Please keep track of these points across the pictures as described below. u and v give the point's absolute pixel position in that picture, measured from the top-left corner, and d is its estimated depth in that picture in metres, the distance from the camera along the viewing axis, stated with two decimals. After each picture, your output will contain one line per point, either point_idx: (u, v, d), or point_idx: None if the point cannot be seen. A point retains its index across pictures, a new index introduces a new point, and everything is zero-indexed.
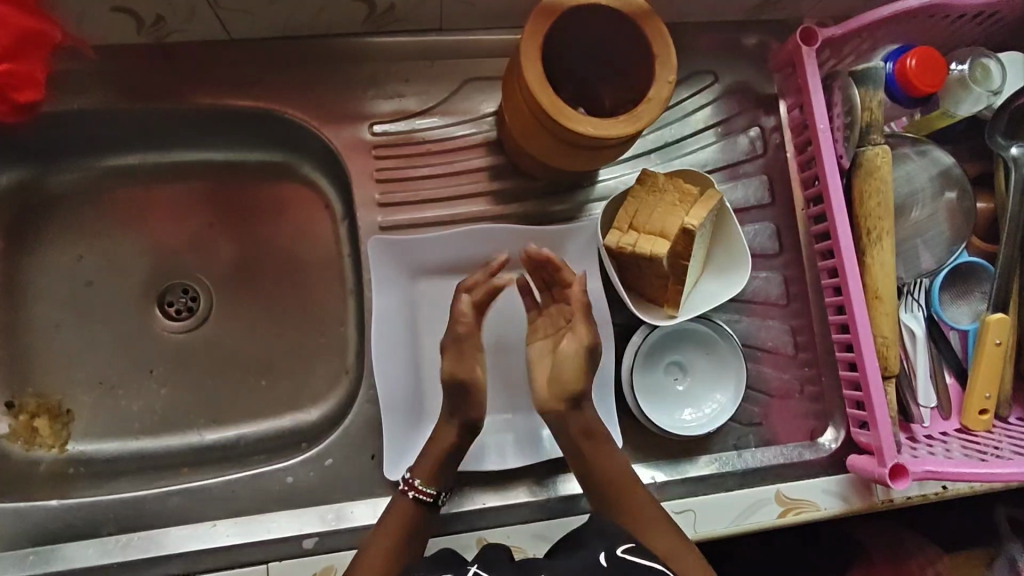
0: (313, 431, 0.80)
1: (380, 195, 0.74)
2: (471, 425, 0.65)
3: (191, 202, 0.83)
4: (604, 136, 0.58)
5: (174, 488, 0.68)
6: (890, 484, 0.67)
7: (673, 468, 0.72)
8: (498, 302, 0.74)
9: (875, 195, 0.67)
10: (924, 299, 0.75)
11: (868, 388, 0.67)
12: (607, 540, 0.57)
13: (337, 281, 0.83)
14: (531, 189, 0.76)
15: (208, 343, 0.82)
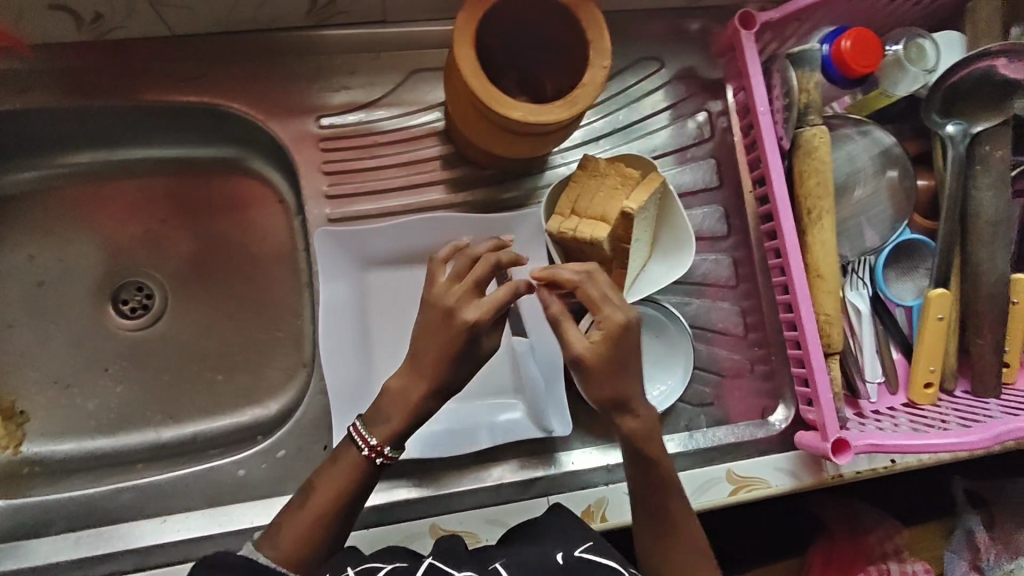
0: (270, 425, 0.80)
1: (328, 187, 0.74)
2: None
3: (142, 199, 0.83)
4: (542, 121, 0.58)
5: (126, 485, 0.68)
6: (833, 459, 0.67)
7: (625, 450, 0.74)
8: None
9: (814, 175, 0.68)
10: (868, 277, 0.76)
11: (810, 365, 0.68)
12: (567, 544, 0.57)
13: (291, 275, 0.83)
14: (482, 177, 0.76)
15: (163, 340, 0.82)
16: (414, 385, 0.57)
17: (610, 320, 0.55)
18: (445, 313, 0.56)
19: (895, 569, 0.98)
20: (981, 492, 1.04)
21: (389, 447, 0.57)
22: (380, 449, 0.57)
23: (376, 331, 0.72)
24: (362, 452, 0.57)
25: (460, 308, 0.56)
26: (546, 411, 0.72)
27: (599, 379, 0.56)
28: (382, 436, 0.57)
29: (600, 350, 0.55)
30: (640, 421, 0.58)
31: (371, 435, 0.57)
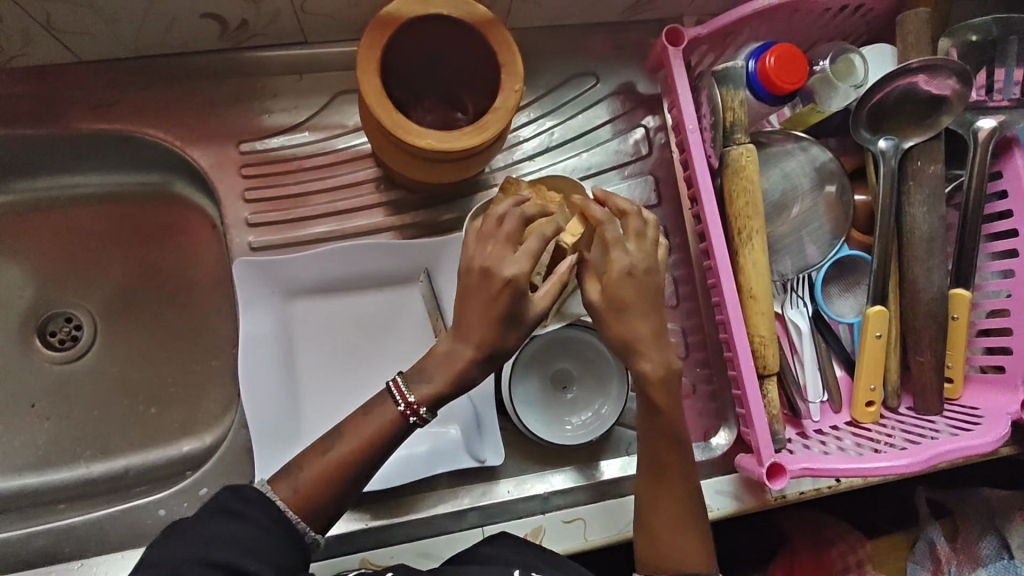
0: (205, 457, 0.78)
1: (251, 214, 0.72)
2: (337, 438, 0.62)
3: (65, 227, 0.81)
4: (451, 148, 0.57)
5: (41, 529, 0.65)
6: (769, 485, 0.66)
7: (562, 478, 0.71)
8: (381, 314, 0.73)
9: (744, 195, 0.67)
10: (808, 295, 0.75)
11: (745, 389, 0.66)
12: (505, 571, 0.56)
13: (225, 302, 0.81)
14: (411, 201, 0.74)
15: (92, 372, 0.80)
16: (458, 349, 0.55)
17: (620, 266, 0.55)
18: (482, 272, 0.54)
19: None
20: (943, 501, 1.03)
21: (425, 406, 0.55)
22: (417, 408, 0.55)
23: (303, 362, 0.70)
24: (399, 407, 0.55)
25: (497, 263, 0.54)
26: (481, 441, 0.70)
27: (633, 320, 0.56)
28: (422, 395, 0.55)
29: (620, 290, 0.55)
30: (654, 364, 0.57)
31: (410, 391, 0.55)
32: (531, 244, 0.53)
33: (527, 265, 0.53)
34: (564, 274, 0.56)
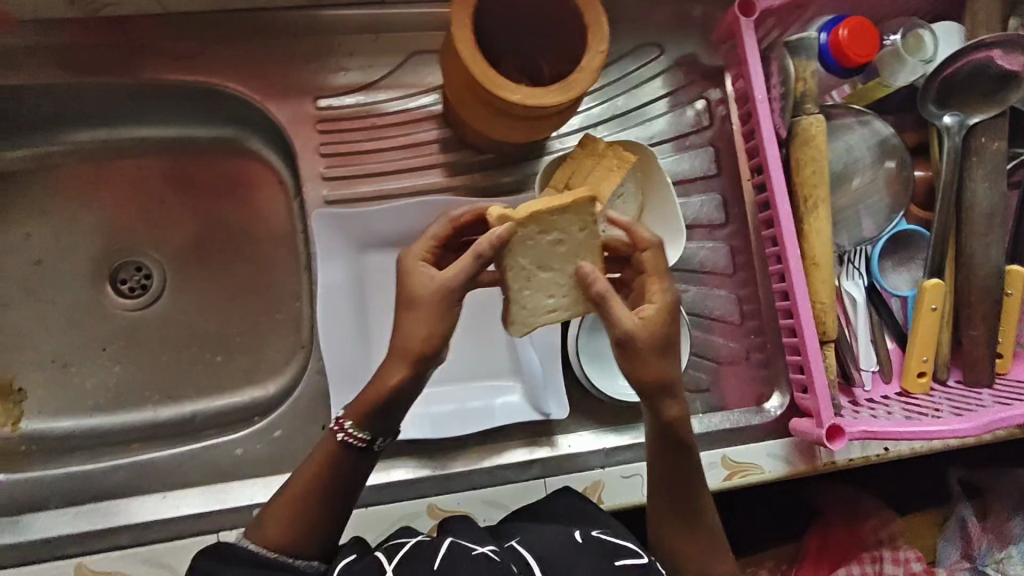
0: (269, 405, 0.80)
1: (326, 168, 0.74)
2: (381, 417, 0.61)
3: (138, 178, 0.83)
4: (537, 104, 0.58)
5: (123, 463, 0.68)
6: (828, 445, 0.69)
7: (619, 436, 0.74)
8: None
9: (812, 164, 0.68)
10: (864, 267, 0.77)
11: (806, 354, 0.69)
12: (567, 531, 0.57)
13: (292, 258, 0.83)
14: (480, 161, 0.76)
15: (161, 319, 0.82)
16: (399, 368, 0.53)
17: (652, 304, 0.56)
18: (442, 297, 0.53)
19: (887, 556, 0.99)
20: (978, 482, 1.07)
21: (351, 423, 0.54)
22: (343, 426, 0.54)
23: (376, 312, 0.72)
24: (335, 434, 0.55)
25: (416, 278, 0.54)
26: (544, 394, 0.72)
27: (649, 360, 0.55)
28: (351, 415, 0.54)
29: (654, 332, 0.54)
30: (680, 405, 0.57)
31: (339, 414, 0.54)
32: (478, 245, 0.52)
33: (467, 263, 0.52)
34: (484, 250, 0.51)
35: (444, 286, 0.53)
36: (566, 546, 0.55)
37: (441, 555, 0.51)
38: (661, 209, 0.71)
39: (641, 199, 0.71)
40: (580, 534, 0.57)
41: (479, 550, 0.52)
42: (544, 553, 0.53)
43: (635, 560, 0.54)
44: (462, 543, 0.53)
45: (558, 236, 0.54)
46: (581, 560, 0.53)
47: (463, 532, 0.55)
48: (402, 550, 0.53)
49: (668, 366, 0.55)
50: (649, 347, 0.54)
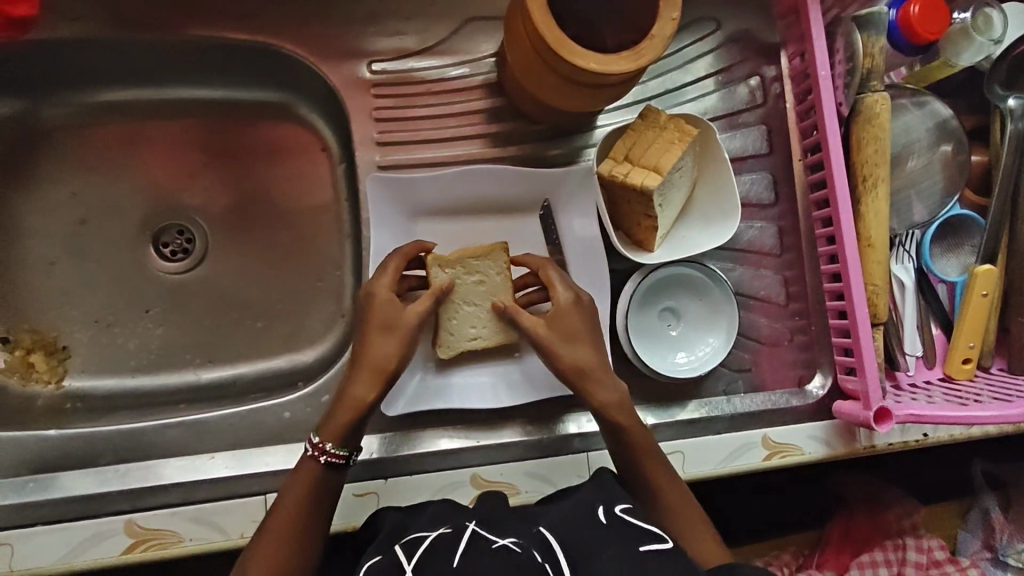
0: (311, 372, 0.79)
1: (378, 134, 0.73)
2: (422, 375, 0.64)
3: (182, 139, 0.82)
4: (606, 71, 0.57)
5: (172, 422, 0.69)
6: (875, 427, 0.69)
7: (661, 412, 0.74)
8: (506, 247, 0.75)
9: (873, 143, 0.68)
10: (914, 251, 0.76)
11: (857, 335, 0.69)
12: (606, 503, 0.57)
13: (334, 225, 0.82)
14: (530, 132, 0.75)
15: (203, 282, 0.82)
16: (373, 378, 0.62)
17: (567, 298, 0.66)
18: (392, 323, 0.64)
19: (911, 543, 1.00)
20: (998, 473, 1.06)
21: (332, 443, 0.60)
22: (322, 447, 0.59)
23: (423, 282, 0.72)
24: (309, 452, 0.59)
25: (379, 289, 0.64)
26: None
27: (575, 348, 0.65)
28: (327, 433, 0.60)
29: (567, 321, 0.66)
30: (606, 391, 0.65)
31: (316, 436, 0.60)
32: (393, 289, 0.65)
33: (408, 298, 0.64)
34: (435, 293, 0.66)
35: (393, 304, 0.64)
36: (587, 530, 0.53)
37: (461, 550, 0.50)
38: (716, 187, 0.71)
39: (696, 174, 0.71)
40: (603, 517, 0.55)
41: (499, 543, 0.51)
42: (567, 541, 0.52)
43: (661, 544, 0.51)
44: (481, 536, 0.52)
45: (480, 277, 0.69)
46: (601, 539, 0.52)
47: (481, 526, 0.55)
48: (419, 549, 0.52)
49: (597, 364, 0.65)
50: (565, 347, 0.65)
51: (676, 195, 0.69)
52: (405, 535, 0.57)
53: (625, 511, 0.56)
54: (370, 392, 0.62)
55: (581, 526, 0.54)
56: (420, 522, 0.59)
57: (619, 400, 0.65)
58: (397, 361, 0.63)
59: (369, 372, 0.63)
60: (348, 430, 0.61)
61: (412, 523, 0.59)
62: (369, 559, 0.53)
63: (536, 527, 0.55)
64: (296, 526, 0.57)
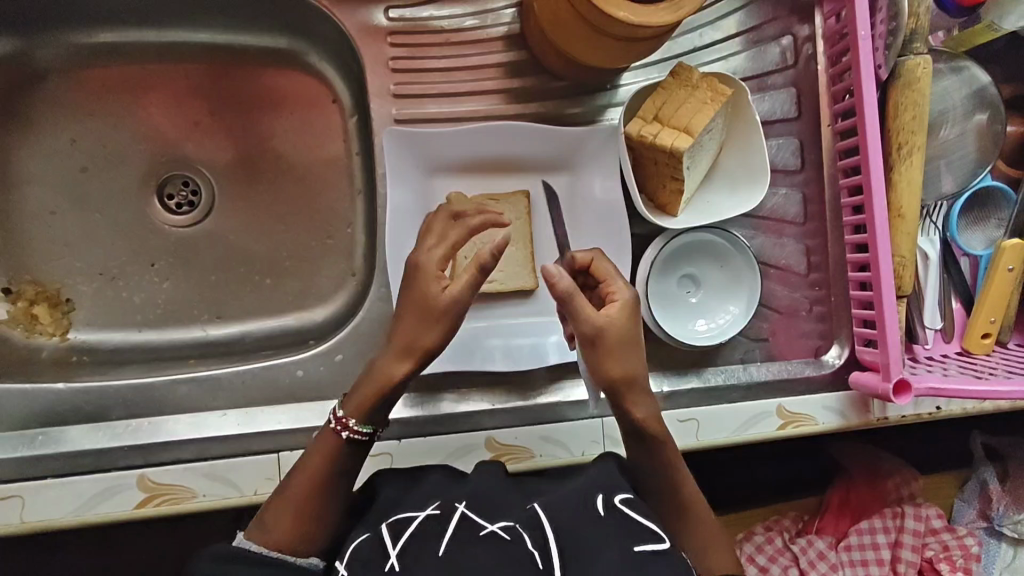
0: (322, 330, 0.78)
1: (395, 87, 0.70)
2: None
3: (186, 86, 0.79)
4: (645, 24, 0.54)
5: (182, 378, 0.67)
6: (892, 399, 0.68)
7: (676, 379, 0.73)
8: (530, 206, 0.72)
9: (911, 108, 0.65)
10: (941, 222, 0.75)
11: (881, 306, 0.68)
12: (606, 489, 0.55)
13: (344, 180, 0.80)
14: (552, 88, 0.71)
15: (209, 237, 0.79)
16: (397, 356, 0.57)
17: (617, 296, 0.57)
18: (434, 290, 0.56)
19: (909, 510, 1.00)
20: (998, 446, 1.08)
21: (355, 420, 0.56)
22: (345, 423, 0.56)
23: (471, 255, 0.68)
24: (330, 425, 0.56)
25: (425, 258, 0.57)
26: None
27: (622, 357, 0.55)
28: (349, 410, 0.56)
29: (616, 321, 0.55)
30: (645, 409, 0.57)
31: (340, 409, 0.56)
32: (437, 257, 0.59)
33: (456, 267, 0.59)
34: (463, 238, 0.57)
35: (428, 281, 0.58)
36: (582, 515, 0.51)
37: (449, 535, 0.49)
38: (744, 150, 0.69)
39: (723, 138, 0.69)
40: (601, 506, 0.52)
41: (489, 528, 0.50)
42: (559, 522, 0.50)
43: (657, 545, 0.49)
44: (472, 517, 0.51)
45: None
46: (599, 533, 0.49)
47: (472, 504, 0.53)
48: (409, 529, 0.51)
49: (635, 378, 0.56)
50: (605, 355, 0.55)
51: (703, 157, 0.67)
52: (393, 512, 0.54)
53: (625, 501, 0.54)
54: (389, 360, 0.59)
55: (577, 514, 0.51)
56: (410, 495, 0.57)
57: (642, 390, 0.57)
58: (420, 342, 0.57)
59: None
60: (366, 413, 0.56)
61: (409, 495, 0.57)
62: (358, 535, 0.53)
63: (530, 504, 0.54)
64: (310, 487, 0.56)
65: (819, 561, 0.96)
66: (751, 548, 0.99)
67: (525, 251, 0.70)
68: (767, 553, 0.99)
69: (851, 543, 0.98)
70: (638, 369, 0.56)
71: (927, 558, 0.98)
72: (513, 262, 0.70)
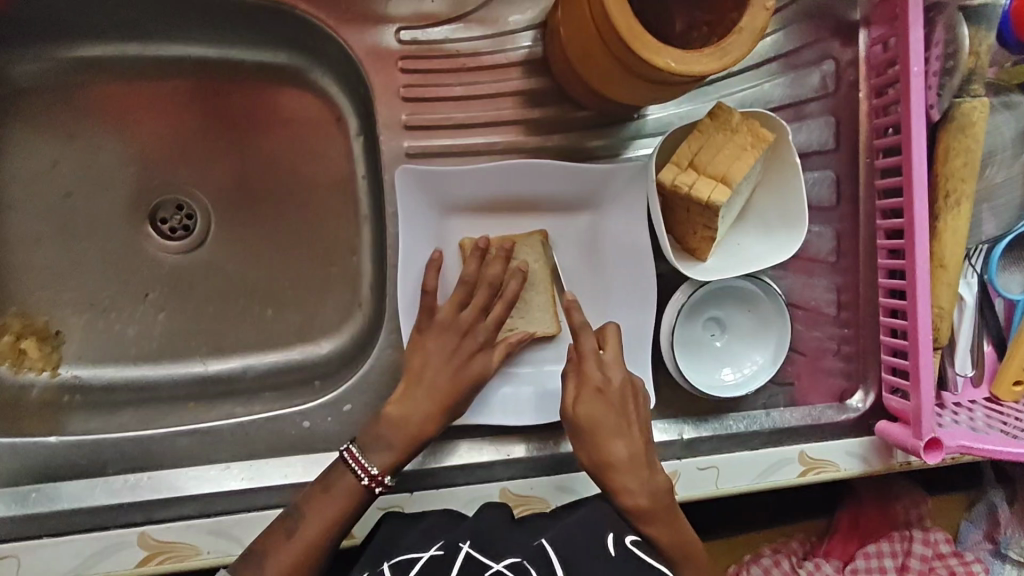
0: (327, 367, 0.73)
1: (408, 116, 0.65)
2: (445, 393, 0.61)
3: (179, 104, 0.74)
4: (689, 73, 0.49)
5: (183, 429, 0.64)
6: (922, 456, 0.65)
7: (697, 425, 0.70)
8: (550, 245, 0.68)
9: (962, 154, 0.62)
10: (980, 265, 0.71)
11: (917, 359, 0.64)
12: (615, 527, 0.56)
13: (349, 206, 0.75)
14: (575, 119, 0.66)
15: (205, 265, 0.75)
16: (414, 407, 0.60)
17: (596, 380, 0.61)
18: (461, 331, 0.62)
19: (921, 536, 0.95)
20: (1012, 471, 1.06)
21: (389, 475, 0.58)
22: (381, 478, 0.57)
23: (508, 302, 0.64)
24: (362, 479, 0.57)
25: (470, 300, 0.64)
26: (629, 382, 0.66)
27: (608, 441, 0.59)
28: (383, 466, 0.58)
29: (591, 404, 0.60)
30: (636, 494, 0.58)
31: (368, 461, 0.58)
32: (481, 299, 0.63)
33: (499, 313, 0.63)
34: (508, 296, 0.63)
35: (468, 326, 0.62)
36: (589, 550, 0.52)
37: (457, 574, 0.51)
38: (780, 190, 0.64)
39: (759, 179, 0.64)
40: (610, 544, 0.54)
41: (494, 568, 0.51)
42: (566, 556, 0.52)
43: None
44: (478, 559, 0.52)
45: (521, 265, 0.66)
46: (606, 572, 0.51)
47: (475, 543, 0.54)
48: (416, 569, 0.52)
49: (636, 435, 0.60)
50: (601, 409, 0.60)
51: (737, 199, 0.63)
52: (394, 555, 0.54)
53: (635, 542, 0.55)
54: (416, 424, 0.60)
55: (583, 551, 0.52)
56: (413, 532, 0.58)
57: (642, 443, 0.60)
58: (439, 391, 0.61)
59: (414, 401, 0.60)
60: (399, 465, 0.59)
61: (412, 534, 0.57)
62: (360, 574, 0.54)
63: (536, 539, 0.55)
64: (314, 546, 0.55)
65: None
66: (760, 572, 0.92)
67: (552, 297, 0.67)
68: None
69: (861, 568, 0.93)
70: (629, 456, 0.59)
71: None
72: (534, 310, 0.67)
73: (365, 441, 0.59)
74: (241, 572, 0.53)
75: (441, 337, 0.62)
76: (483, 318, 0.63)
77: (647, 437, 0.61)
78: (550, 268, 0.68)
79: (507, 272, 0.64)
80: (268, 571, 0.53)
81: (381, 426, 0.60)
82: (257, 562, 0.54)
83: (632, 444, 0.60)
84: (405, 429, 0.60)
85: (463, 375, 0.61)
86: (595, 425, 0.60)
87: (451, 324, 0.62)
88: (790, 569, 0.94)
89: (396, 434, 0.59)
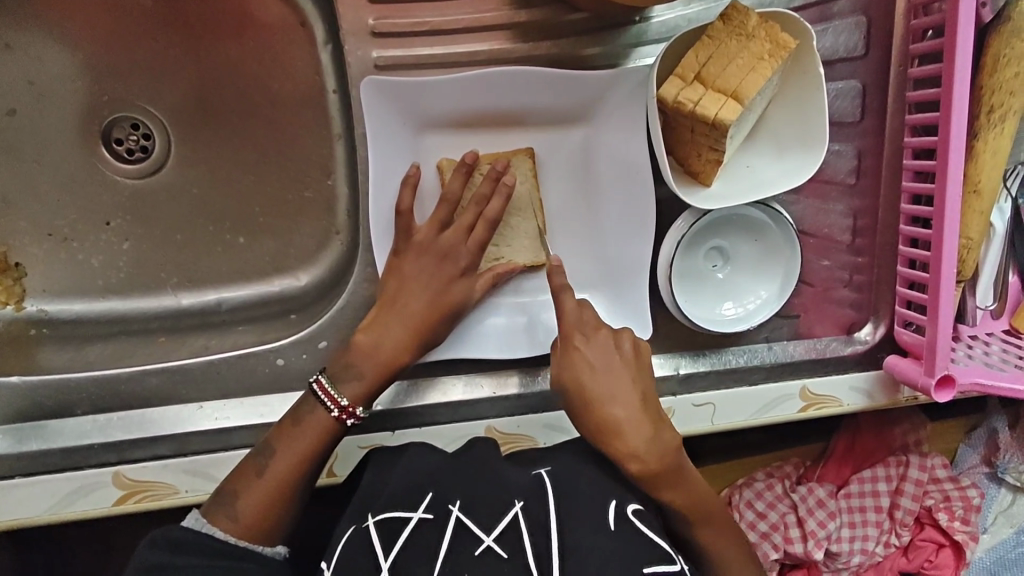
0: (303, 299, 0.69)
1: (375, 21, 0.57)
2: (422, 327, 0.57)
3: (121, 6, 0.66)
4: None
5: (152, 368, 0.61)
6: (931, 394, 0.61)
7: (695, 359, 0.65)
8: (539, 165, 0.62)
9: (1015, 64, 0.55)
10: (1015, 189, 0.66)
11: (936, 292, 0.58)
12: (617, 497, 0.48)
13: (320, 121, 0.67)
14: (567, 21, 0.58)
15: (167, 189, 0.70)
16: (385, 341, 0.56)
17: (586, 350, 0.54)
18: (441, 256, 0.57)
19: (914, 460, 0.83)
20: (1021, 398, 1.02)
21: (360, 407, 0.55)
22: (352, 410, 0.54)
23: (493, 226, 0.58)
24: (332, 412, 0.54)
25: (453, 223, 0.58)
26: (621, 312, 0.61)
27: (605, 409, 0.52)
28: (353, 396, 0.55)
29: (583, 376, 0.53)
30: (649, 458, 0.51)
31: (339, 395, 0.55)
32: (464, 220, 0.58)
33: (482, 235, 0.58)
34: (491, 218, 0.58)
35: (450, 248, 0.58)
36: (591, 521, 0.45)
37: (445, 554, 0.44)
38: (798, 106, 0.57)
39: (774, 92, 0.57)
40: (612, 516, 0.46)
41: (485, 543, 0.44)
42: (566, 525, 0.44)
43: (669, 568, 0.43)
44: (468, 526, 0.45)
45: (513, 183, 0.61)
46: (612, 550, 0.43)
47: (467, 505, 0.47)
48: (400, 539, 0.45)
49: (630, 395, 0.52)
50: (587, 377, 0.53)
51: (752, 113, 0.56)
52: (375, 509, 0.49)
53: (637, 513, 0.48)
54: (390, 358, 0.56)
55: (584, 524, 0.44)
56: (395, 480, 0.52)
57: (638, 401, 0.53)
58: (413, 325, 0.56)
59: (387, 325, 0.56)
60: (371, 397, 0.56)
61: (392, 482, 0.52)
62: (346, 529, 0.49)
63: (523, 481, 0.49)
64: (284, 477, 0.53)
65: (818, 509, 0.81)
66: (749, 494, 0.83)
67: (534, 220, 0.61)
68: (766, 499, 0.83)
69: (853, 491, 0.83)
70: (631, 419, 0.52)
71: (924, 506, 0.82)
72: (523, 235, 0.61)
73: (334, 373, 0.56)
74: (214, 514, 0.51)
75: (421, 262, 0.57)
76: (465, 242, 0.58)
77: (645, 391, 0.53)
78: (535, 190, 0.61)
79: (495, 189, 0.58)
80: (242, 512, 0.51)
81: (350, 355, 0.56)
82: (229, 503, 0.52)
83: (630, 404, 0.52)
84: (377, 359, 0.56)
85: (442, 307, 0.57)
86: (584, 394, 0.53)
87: (430, 247, 0.57)
88: (780, 491, 0.83)
89: (367, 365, 0.56)
